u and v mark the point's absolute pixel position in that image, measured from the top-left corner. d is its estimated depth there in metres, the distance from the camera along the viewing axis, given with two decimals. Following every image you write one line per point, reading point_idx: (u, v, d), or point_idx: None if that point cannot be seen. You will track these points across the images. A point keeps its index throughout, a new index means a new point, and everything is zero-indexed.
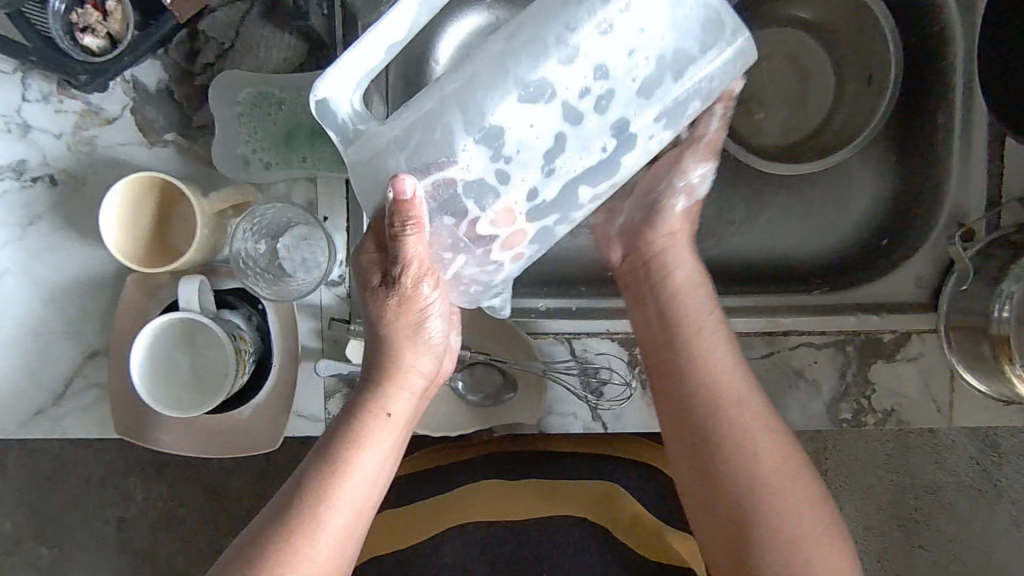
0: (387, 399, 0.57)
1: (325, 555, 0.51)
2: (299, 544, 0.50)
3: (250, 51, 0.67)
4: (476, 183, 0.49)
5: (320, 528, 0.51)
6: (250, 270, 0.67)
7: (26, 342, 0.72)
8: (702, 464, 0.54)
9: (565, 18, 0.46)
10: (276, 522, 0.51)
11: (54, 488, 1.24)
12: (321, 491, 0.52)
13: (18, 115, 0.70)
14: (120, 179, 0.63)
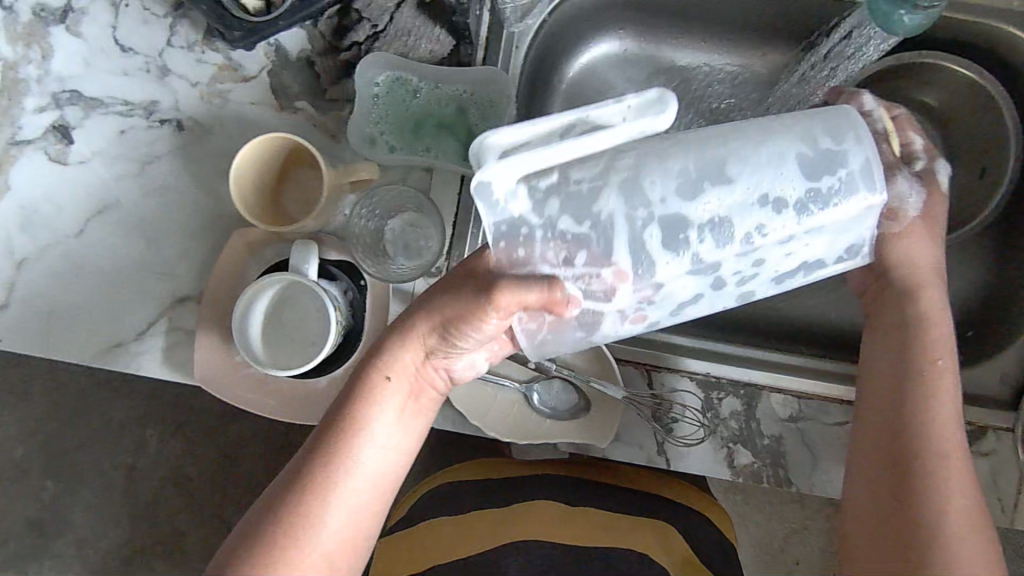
0: (382, 384, 0.56)
1: (328, 541, 0.53)
2: (303, 530, 0.52)
3: (400, 37, 0.69)
4: (617, 312, 0.54)
5: (320, 517, 0.53)
6: (358, 244, 0.70)
7: (120, 274, 0.73)
8: (898, 475, 0.56)
9: (760, 222, 0.51)
10: (295, 483, 0.53)
11: (80, 423, 1.25)
12: (324, 480, 0.53)
13: (160, 58, 0.73)
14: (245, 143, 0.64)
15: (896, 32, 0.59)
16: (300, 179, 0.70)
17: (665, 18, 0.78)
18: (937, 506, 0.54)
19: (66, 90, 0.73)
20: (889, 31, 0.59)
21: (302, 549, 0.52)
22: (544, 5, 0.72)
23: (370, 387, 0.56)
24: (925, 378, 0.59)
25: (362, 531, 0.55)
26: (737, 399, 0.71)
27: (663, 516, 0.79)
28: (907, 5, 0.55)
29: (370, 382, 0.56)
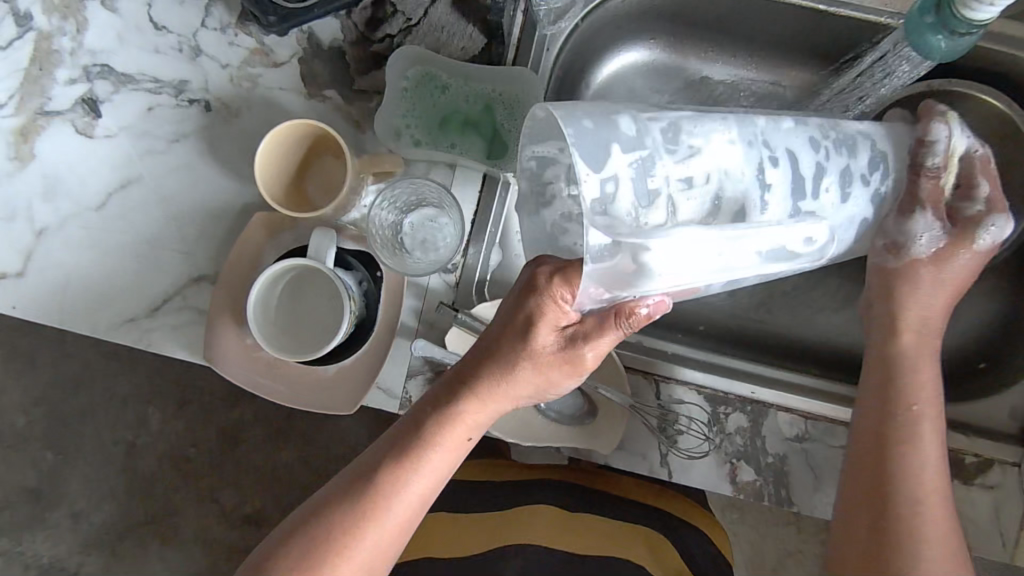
0: (473, 415, 0.56)
1: (378, 545, 0.55)
2: (358, 534, 0.54)
3: (432, 33, 0.70)
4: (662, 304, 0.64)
5: (378, 525, 0.54)
6: (378, 237, 0.69)
7: (138, 250, 0.73)
8: (871, 507, 0.57)
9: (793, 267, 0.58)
10: (336, 506, 0.55)
11: (83, 395, 1.25)
12: (390, 492, 0.54)
13: (193, 38, 0.73)
14: (268, 130, 0.64)
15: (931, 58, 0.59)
16: (325, 166, 0.70)
17: (697, 29, 0.78)
18: (913, 533, 0.55)
19: (98, 64, 0.74)
20: (924, 56, 0.59)
21: (355, 550, 0.54)
22: (579, 8, 0.71)
23: (450, 428, 0.56)
24: (915, 429, 0.58)
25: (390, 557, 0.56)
26: (744, 415, 0.71)
27: (659, 526, 0.79)
28: (944, 31, 0.55)
29: (456, 424, 0.56)
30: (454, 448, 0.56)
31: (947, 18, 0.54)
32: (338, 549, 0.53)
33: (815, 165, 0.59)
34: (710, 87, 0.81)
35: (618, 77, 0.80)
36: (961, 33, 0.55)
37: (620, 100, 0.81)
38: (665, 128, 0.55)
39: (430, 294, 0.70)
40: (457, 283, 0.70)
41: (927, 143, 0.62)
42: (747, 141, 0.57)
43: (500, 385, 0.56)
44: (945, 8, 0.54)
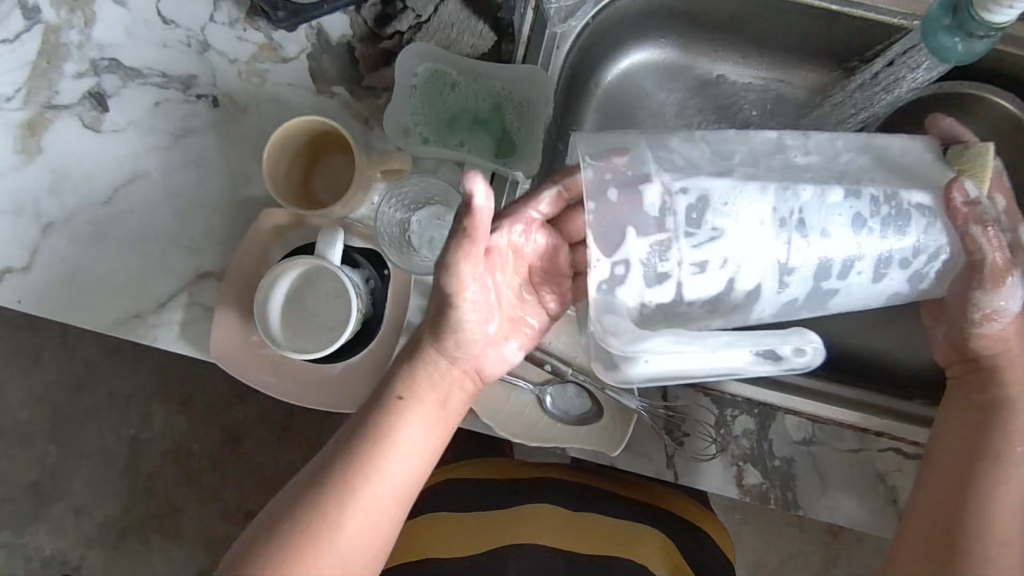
0: (427, 377, 0.56)
1: (354, 527, 0.51)
2: (331, 514, 0.51)
3: (442, 30, 0.69)
4: None
5: (351, 502, 0.52)
6: (385, 233, 0.69)
7: (144, 246, 0.73)
8: (948, 513, 0.56)
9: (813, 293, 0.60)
10: (309, 492, 0.52)
11: (86, 389, 1.25)
12: (356, 464, 0.52)
13: (201, 33, 0.73)
14: (274, 130, 0.64)
15: (947, 61, 0.59)
16: (332, 165, 0.70)
17: (708, 29, 0.77)
18: (986, 550, 0.54)
19: (105, 58, 0.73)
20: (941, 60, 0.58)
21: (329, 533, 0.51)
22: (590, 6, 0.71)
23: (410, 394, 0.55)
24: (1002, 447, 0.57)
25: (385, 533, 0.53)
26: (751, 417, 0.70)
27: (660, 524, 0.79)
28: (961, 34, 0.55)
29: (412, 388, 0.55)
30: (426, 403, 0.55)
31: (965, 20, 0.53)
32: (329, 515, 0.51)
33: (855, 247, 0.54)
34: (720, 87, 0.81)
35: (627, 76, 0.80)
36: (977, 36, 0.54)
37: (628, 101, 0.81)
38: (693, 204, 0.53)
39: None
40: None
41: (972, 206, 0.56)
42: (780, 220, 0.53)
43: (460, 336, 0.56)
44: (962, 10, 0.53)
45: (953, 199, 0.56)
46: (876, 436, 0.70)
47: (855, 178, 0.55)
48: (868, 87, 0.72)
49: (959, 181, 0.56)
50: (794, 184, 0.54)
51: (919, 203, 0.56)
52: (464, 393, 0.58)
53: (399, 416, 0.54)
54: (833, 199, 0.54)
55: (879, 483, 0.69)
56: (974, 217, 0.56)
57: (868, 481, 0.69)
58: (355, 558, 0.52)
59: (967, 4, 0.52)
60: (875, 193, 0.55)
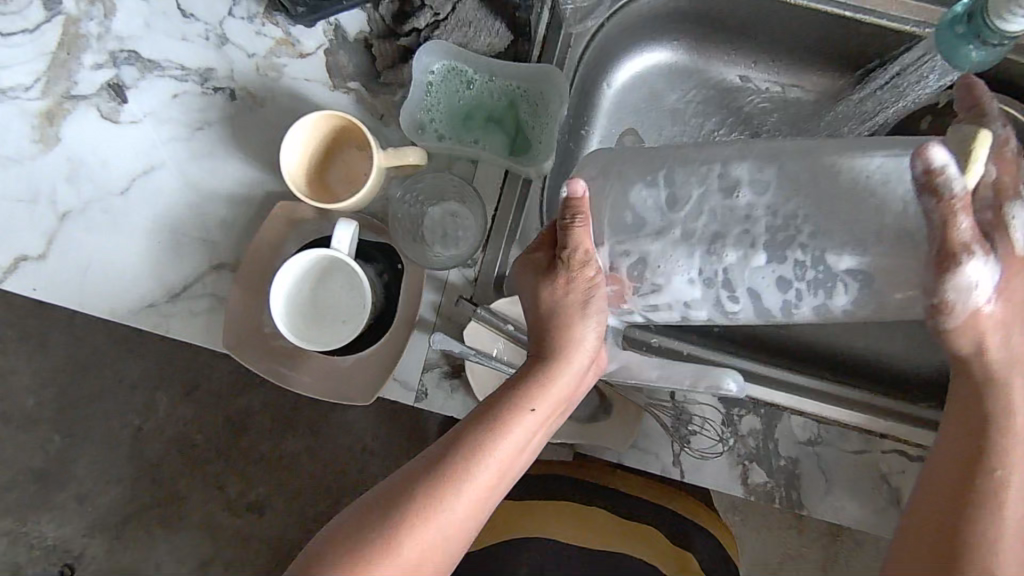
0: (555, 376, 0.58)
1: (467, 506, 0.53)
2: (447, 490, 0.52)
3: (460, 28, 0.69)
4: None
5: (468, 481, 0.53)
6: (398, 228, 0.71)
7: (159, 236, 0.74)
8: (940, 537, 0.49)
9: None
10: (430, 469, 0.53)
11: (91, 379, 1.26)
12: (481, 446, 0.54)
13: (219, 26, 0.74)
14: (286, 134, 0.65)
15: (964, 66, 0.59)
16: (345, 159, 0.70)
17: (721, 31, 0.78)
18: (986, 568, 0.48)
19: (124, 49, 0.74)
20: (957, 66, 0.59)
21: (444, 507, 0.52)
22: (605, 7, 0.71)
23: (540, 391, 0.57)
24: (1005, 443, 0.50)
25: (488, 511, 0.55)
26: (757, 417, 0.71)
27: (664, 527, 0.80)
28: (975, 40, 0.55)
29: (542, 387, 0.57)
30: (551, 403, 0.57)
31: (980, 27, 0.54)
32: (453, 489, 0.52)
33: (781, 301, 0.58)
34: (732, 89, 0.81)
35: (641, 77, 0.81)
36: (994, 43, 0.54)
37: (638, 101, 0.81)
38: (634, 263, 0.60)
39: (449, 288, 0.70)
40: (476, 278, 0.70)
41: (937, 177, 0.44)
42: (705, 280, 0.58)
43: (585, 340, 0.59)
44: (977, 18, 0.54)
45: (915, 173, 0.45)
46: (880, 437, 0.70)
47: (780, 242, 0.56)
48: (878, 95, 0.73)
49: (930, 147, 0.44)
50: (720, 247, 0.57)
51: (848, 269, 0.55)
52: (576, 396, 0.60)
53: (530, 412, 0.56)
54: (754, 263, 0.56)
55: (883, 483, 0.70)
56: (934, 189, 0.45)
57: (871, 481, 0.70)
58: (459, 535, 0.53)
59: (983, 12, 0.53)
60: (802, 258, 0.55)
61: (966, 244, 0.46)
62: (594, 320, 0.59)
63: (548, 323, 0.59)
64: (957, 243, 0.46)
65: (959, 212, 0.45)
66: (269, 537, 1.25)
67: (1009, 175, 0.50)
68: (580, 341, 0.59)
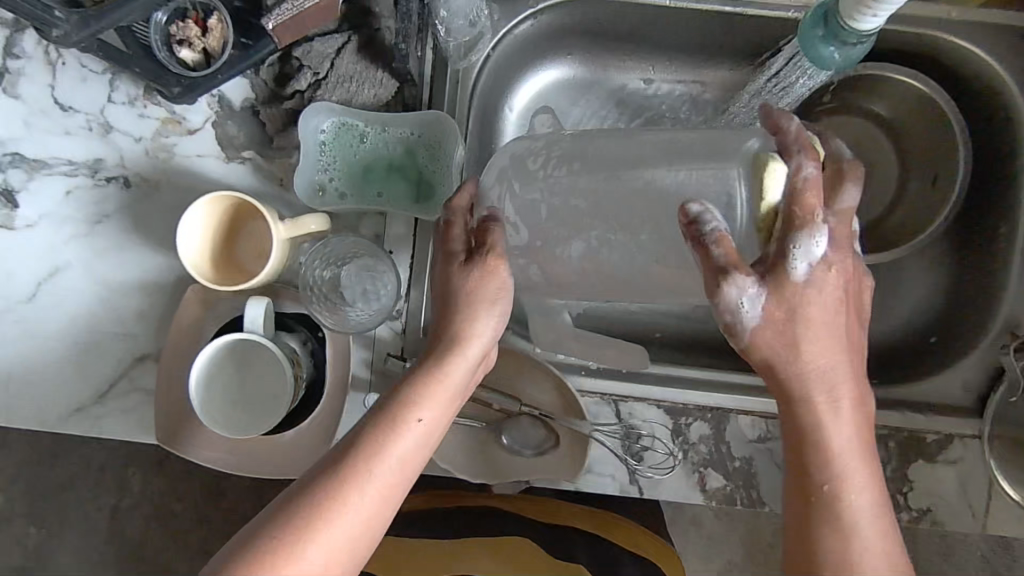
0: (451, 369, 0.55)
1: (363, 510, 0.50)
2: (345, 494, 0.49)
3: (342, 84, 0.66)
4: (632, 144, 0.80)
5: (365, 484, 0.50)
6: (311, 294, 0.67)
7: (77, 336, 0.72)
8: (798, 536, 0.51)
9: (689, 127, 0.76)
10: (329, 473, 0.50)
11: (51, 469, 1.23)
12: (378, 447, 0.51)
13: (102, 115, 0.72)
14: (182, 224, 0.64)
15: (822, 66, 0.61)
16: (253, 232, 0.68)
17: (614, 39, 0.76)
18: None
19: (7, 153, 0.72)
20: (821, 67, 0.60)
21: (341, 513, 0.49)
22: (490, 37, 0.70)
23: (437, 386, 0.54)
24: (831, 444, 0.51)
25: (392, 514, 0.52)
26: (706, 423, 0.70)
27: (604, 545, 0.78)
28: (835, 43, 0.57)
29: (437, 381, 0.54)
30: (448, 396, 0.54)
31: (837, 27, 0.55)
32: (349, 491, 0.50)
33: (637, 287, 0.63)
34: (636, 94, 0.80)
35: (541, 97, 0.79)
36: (851, 44, 0.56)
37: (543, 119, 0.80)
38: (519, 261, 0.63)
39: (378, 347, 0.70)
40: (403, 330, 0.70)
41: (693, 224, 0.50)
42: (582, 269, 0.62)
43: (483, 330, 0.56)
44: (835, 21, 0.55)
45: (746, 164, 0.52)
46: None
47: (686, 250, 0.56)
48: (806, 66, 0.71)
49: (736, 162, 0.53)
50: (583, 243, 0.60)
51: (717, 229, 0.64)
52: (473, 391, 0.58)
53: (424, 411, 0.53)
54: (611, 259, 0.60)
55: None
56: (692, 231, 0.50)
57: None
58: (359, 543, 0.50)
59: (837, 14, 0.55)
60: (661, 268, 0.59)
61: (723, 264, 0.49)
62: (494, 309, 0.56)
63: (448, 315, 0.56)
64: (716, 268, 0.49)
65: (714, 244, 0.49)
66: None
67: (810, 190, 0.49)
68: (479, 333, 0.55)
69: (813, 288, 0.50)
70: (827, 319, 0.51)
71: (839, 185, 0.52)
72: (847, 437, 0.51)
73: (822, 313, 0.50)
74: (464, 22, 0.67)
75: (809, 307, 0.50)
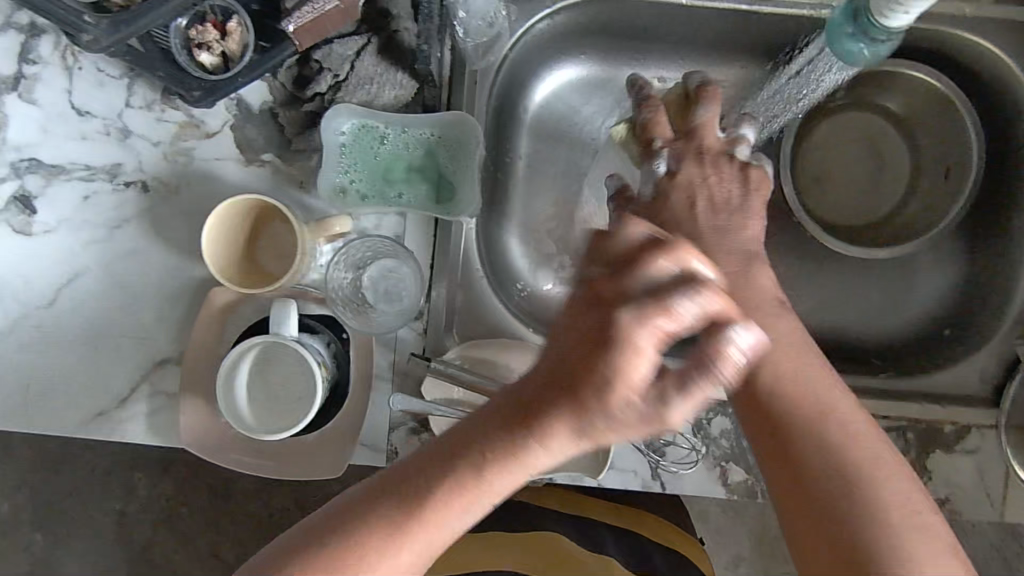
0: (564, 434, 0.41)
1: (427, 542, 0.46)
2: (412, 525, 0.46)
3: (362, 85, 0.67)
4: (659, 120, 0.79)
5: (436, 520, 0.46)
6: (336, 297, 0.68)
7: (97, 341, 0.72)
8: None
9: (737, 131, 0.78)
10: (398, 497, 0.46)
11: (57, 475, 1.23)
12: (462, 489, 0.45)
13: (119, 119, 0.72)
14: (205, 228, 0.64)
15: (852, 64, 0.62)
16: (274, 235, 0.69)
17: (628, 39, 0.77)
18: (868, 507, 0.48)
19: (24, 158, 0.72)
20: (850, 63, 0.61)
21: (399, 544, 0.46)
22: (506, 37, 0.71)
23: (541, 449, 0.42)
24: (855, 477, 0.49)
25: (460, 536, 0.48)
26: (727, 418, 0.71)
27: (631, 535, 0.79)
28: (865, 40, 0.58)
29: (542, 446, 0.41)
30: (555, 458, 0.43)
31: (868, 25, 0.57)
32: (414, 524, 0.46)
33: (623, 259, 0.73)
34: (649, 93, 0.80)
35: (557, 95, 0.80)
36: (880, 40, 0.57)
37: (558, 117, 0.80)
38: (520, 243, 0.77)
39: (400, 348, 0.70)
40: (426, 330, 0.70)
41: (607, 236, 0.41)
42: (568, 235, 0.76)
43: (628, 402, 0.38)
44: (865, 18, 0.56)
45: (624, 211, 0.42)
46: None
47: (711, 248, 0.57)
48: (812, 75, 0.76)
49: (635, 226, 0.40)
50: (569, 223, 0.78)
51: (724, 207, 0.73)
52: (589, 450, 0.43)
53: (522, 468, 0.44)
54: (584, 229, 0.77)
55: None
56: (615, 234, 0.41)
57: None
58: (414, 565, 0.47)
59: (869, 11, 0.55)
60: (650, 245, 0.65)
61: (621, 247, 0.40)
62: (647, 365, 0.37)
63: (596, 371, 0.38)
64: (603, 248, 0.41)
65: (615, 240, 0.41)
66: None
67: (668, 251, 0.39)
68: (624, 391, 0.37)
69: (660, 201, 0.60)
70: (804, 357, 0.53)
71: (694, 109, 0.63)
72: (868, 458, 0.50)
73: (748, 309, 0.54)
74: (482, 23, 0.68)
75: (777, 355, 0.53)
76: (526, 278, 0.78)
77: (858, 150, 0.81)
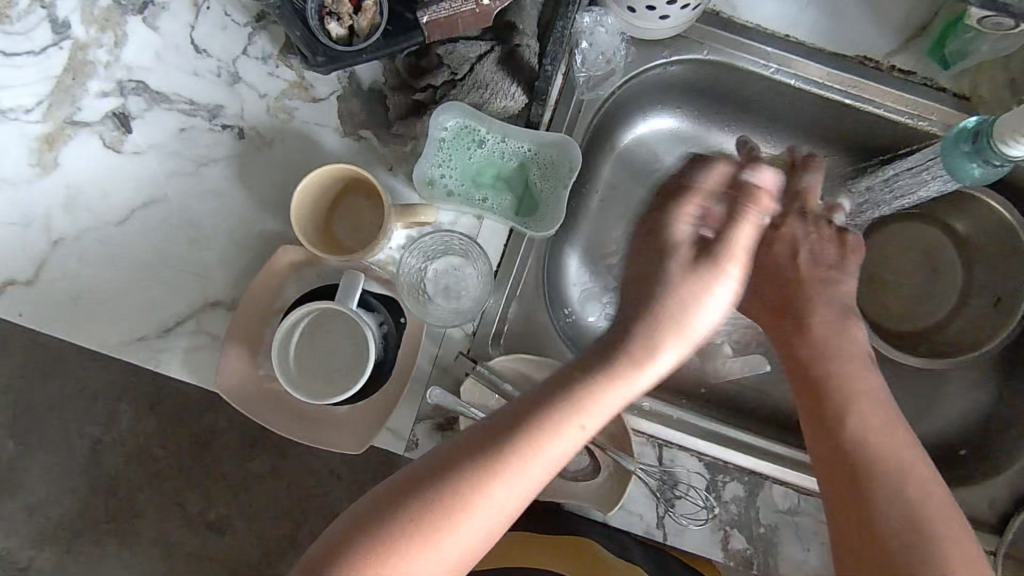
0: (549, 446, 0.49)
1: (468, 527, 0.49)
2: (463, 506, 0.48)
3: (477, 89, 0.70)
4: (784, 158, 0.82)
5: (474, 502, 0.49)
6: (404, 282, 0.71)
7: (155, 268, 0.73)
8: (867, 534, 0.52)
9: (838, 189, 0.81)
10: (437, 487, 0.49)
11: (48, 386, 1.22)
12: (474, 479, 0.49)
13: (233, 64, 0.74)
14: (298, 187, 0.65)
15: (958, 181, 0.66)
16: (353, 209, 0.70)
17: (723, 104, 0.80)
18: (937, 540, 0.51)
19: (132, 79, 0.73)
20: (955, 178, 0.65)
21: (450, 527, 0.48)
22: (618, 76, 0.75)
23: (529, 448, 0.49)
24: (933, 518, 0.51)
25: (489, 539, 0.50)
26: (740, 485, 0.73)
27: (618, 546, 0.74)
28: (978, 160, 0.62)
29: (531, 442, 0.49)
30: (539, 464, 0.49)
31: (985, 146, 0.61)
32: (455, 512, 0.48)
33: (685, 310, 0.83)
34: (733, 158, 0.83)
35: (642, 141, 0.83)
36: (994, 164, 0.61)
37: (641, 162, 0.84)
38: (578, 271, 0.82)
39: (447, 343, 0.72)
40: (474, 333, 0.72)
41: None
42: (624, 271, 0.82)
43: None
44: (984, 139, 0.60)
45: None
46: None
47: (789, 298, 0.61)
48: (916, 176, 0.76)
49: None
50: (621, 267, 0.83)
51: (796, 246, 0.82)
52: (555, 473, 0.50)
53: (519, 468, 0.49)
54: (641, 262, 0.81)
55: None
56: None
57: None
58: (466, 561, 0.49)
59: (989, 134, 0.60)
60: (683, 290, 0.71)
61: None
62: None
63: None
64: None
65: None
66: (229, 560, 1.22)
67: None
68: None
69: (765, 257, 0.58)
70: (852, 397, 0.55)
71: None
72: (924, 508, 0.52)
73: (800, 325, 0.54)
74: (599, 58, 0.73)
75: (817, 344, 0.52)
76: (575, 307, 0.81)
77: (912, 261, 0.84)
